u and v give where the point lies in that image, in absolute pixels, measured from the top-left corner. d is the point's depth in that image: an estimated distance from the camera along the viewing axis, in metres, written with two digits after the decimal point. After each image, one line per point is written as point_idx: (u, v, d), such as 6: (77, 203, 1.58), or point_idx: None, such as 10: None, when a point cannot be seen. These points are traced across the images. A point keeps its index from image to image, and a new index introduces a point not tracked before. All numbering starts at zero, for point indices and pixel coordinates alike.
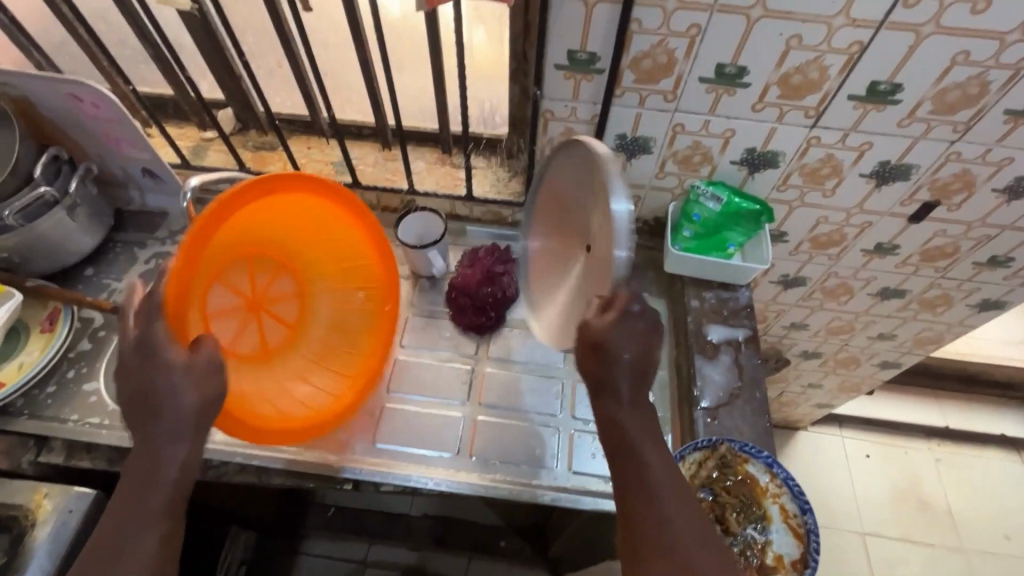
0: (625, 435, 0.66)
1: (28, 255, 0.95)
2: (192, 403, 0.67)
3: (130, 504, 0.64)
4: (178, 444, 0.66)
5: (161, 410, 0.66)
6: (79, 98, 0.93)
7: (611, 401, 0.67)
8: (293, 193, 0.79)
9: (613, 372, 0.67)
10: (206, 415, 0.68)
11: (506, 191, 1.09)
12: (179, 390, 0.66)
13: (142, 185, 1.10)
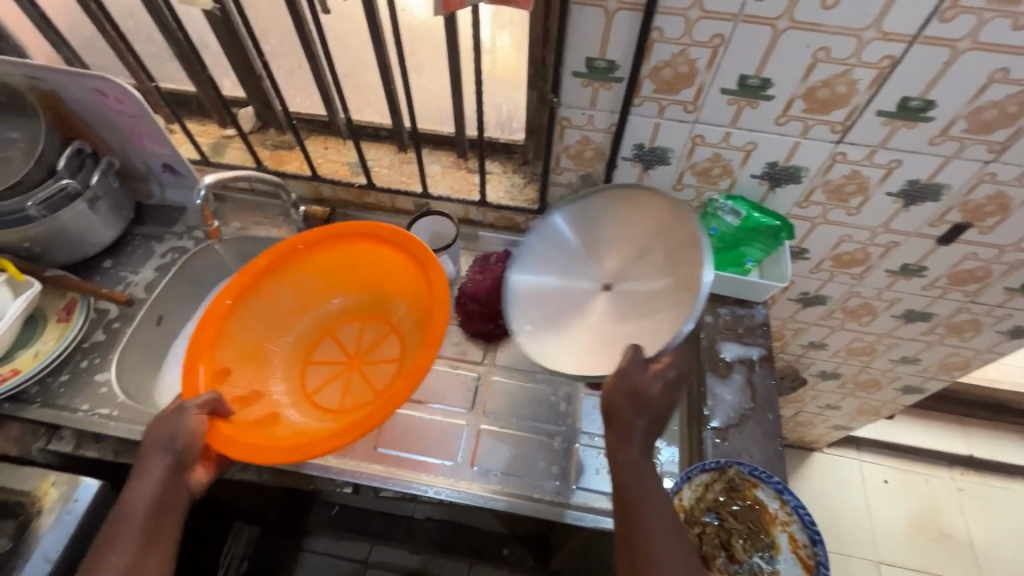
0: (630, 481, 0.66)
1: (49, 244, 0.98)
2: (180, 456, 0.72)
3: (109, 544, 0.68)
4: (160, 493, 0.71)
5: (153, 458, 0.72)
6: (104, 94, 0.94)
7: (630, 449, 0.68)
8: (343, 242, 0.94)
9: (633, 419, 0.68)
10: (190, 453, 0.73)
11: (520, 197, 1.08)
12: (176, 441, 0.73)
13: (162, 180, 1.12)
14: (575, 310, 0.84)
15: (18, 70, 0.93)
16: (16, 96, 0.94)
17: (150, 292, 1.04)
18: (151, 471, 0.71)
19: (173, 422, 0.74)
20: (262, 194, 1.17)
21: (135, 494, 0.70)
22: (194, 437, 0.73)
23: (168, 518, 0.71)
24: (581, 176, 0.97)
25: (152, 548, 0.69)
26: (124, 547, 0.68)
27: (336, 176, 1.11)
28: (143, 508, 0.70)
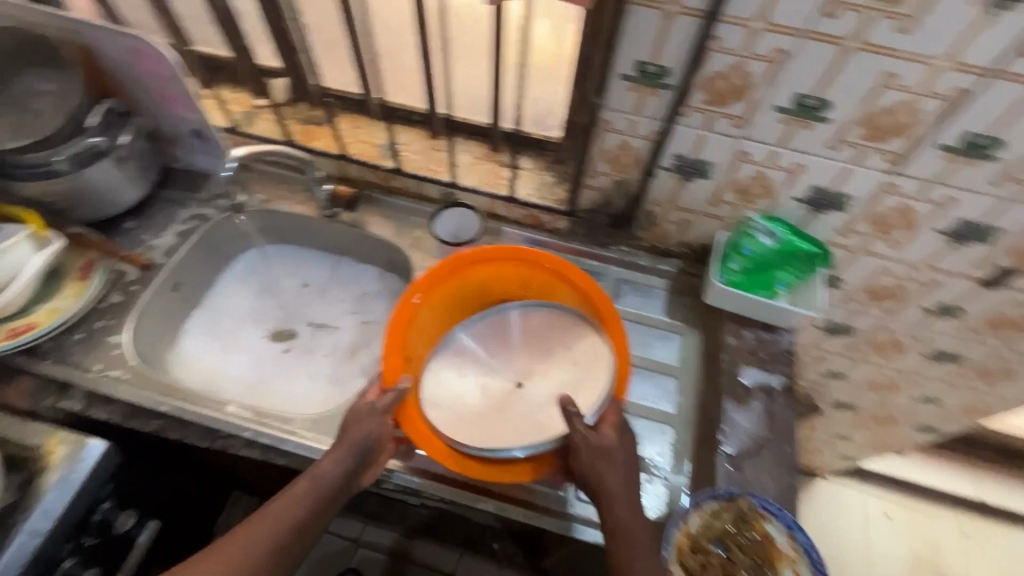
0: (616, 544, 0.71)
1: (74, 201, 0.98)
2: (370, 444, 0.77)
3: (283, 506, 0.72)
4: (346, 474, 0.75)
5: (349, 441, 0.76)
6: (140, 54, 0.93)
7: (621, 507, 0.73)
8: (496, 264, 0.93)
9: (603, 490, 0.73)
10: (380, 443, 0.78)
11: (550, 196, 1.06)
12: (375, 433, 0.77)
13: (190, 145, 1.11)
14: (478, 397, 0.81)
15: (57, 22, 0.92)
16: (54, 49, 0.94)
17: (170, 258, 1.03)
18: (350, 452, 0.75)
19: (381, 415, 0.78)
20: (288, 167, 1.15)
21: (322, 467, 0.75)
22: (384, 429, 0.78)
23: (338, 494, 0.75)
24: (615, 182, 0.94)
25: (313, 518, 0.72)
26: (291, 507, 0.71)
27: (364, 157, 1.09)
28: (329, 476, 0.74)
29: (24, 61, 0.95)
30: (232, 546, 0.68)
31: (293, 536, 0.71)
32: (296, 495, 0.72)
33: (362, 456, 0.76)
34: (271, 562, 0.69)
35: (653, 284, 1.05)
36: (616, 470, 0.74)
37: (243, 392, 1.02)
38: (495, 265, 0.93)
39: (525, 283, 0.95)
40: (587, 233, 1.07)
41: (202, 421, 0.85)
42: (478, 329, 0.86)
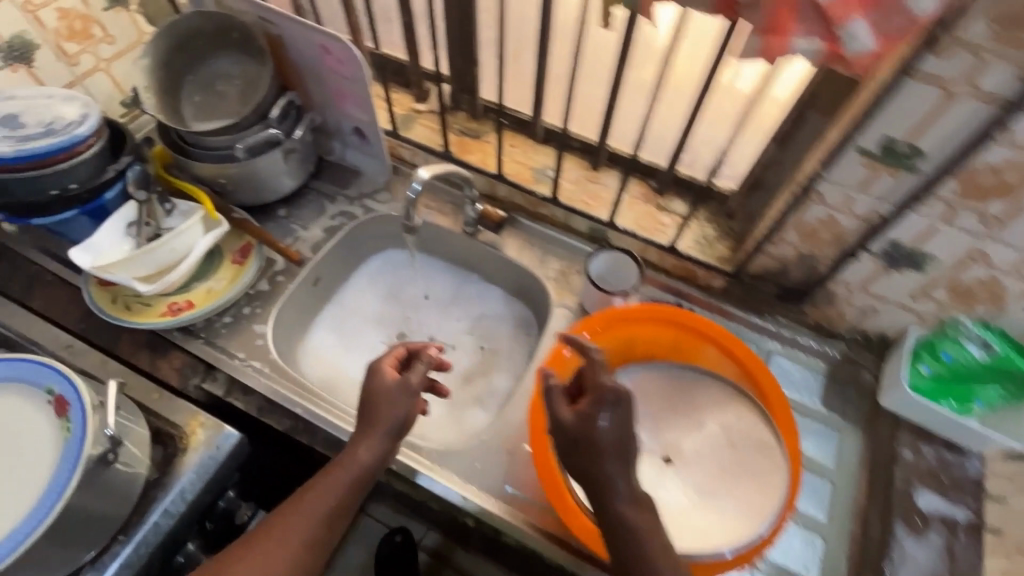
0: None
1: (237, 183, 0.99)
2: (400, 422, 0.73)
3: (319, 494, 0.69)
4: (381, 456, 0.72)
5: (381, 422, 0.72)
6: (328, 51, 0.93)
7: (620, 504, 0.60)
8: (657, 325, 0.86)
9: (616, 508, 0.60)
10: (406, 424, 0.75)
11: (710, 252, 0.98)
12: (399, 416, 0.73)
13: (348, 141, 1.11)
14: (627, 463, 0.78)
15: (257, 11, 0.95)
16: (249, 37, 0.97)
17: (317, 253, 1.04)
18: (383, 434, 0.72)
19: (394, 383, 0.74)
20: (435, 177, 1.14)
21: (357, 455, 0.71)
22: (410, 407, 0.74)
23: (369, 478, 0.71)
24: (801, 254, 0.84)
25: (347, 503, 0.70)
26: (326, 497, 0.68)
27: (518, 181, 1.05)
28: (364, 463, 0.71)
29: (220, 49, 1.01)
30: (272, 548, 0.65)
31: (328, 523, 0.68)
32: (331, 484, 0.69)
33: (392, 440, 0.73)
34: (308, 552, 0.67)
35: (811, 366, 0.95)
36: (626, 481, 0.60)
37: (357, 396, 1.01)
38: (651, 327, 0.86)
39: (669, 352, 0.88)
40: (744, 297, 0.97)
41: (333, 431, 0.84)
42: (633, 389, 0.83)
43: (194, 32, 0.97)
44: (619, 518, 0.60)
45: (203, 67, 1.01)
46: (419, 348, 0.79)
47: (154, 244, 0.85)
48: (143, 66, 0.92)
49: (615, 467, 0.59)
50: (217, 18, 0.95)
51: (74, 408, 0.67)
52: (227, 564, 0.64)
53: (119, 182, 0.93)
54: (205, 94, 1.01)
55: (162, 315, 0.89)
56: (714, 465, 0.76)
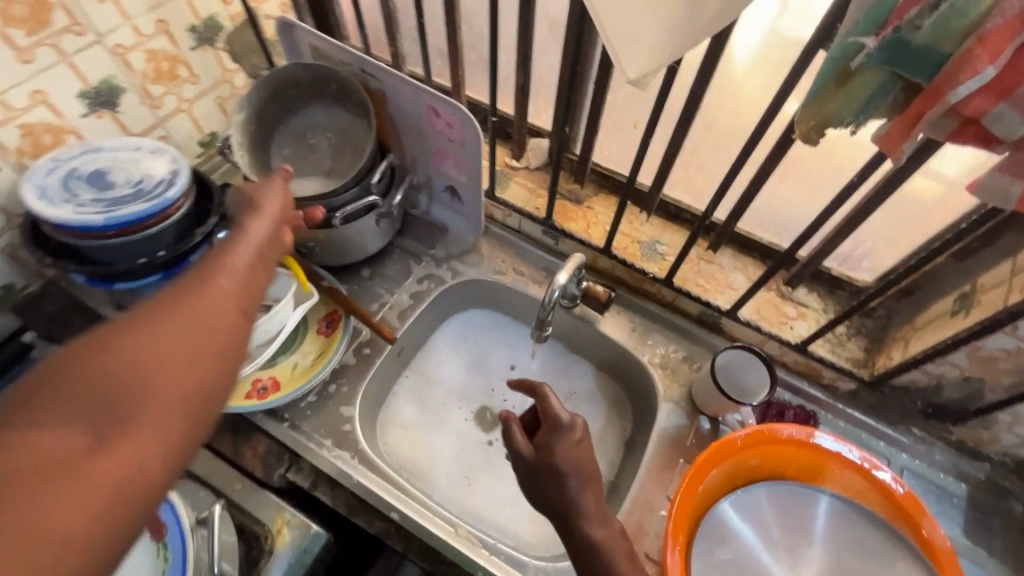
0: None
1: (326, 246, 0.92)
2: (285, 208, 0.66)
3: (212, 302, 0.49)
4: (267, 243, 0.60)
5: (266, 210, 0.63)
6: (437, 113, 0.86)
7: (584, 525, 0.62)
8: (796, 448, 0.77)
9: (586, 542, 0.61)
10: (269, 250, 0.60)
11: (842, 353, 0.88)
12: (279, 198, 0.66)
13: (438, 197, 1.03)
14: None
15: (357, 63, 0.86)
16: (349, 90, 0.89)
17: (403, 322, 0.96)
18: (246, 259, 0.56)
19: (281, 181, 0.68)
20: (527, 239, 1.05)
21: (240, 236, 0.59)
22: (282, 215, 0.65)
23: (270, 258, 0.59)
24: (965, 378, 0.75)
25: (248, 295, 0.53)
26: (228, 276, 0.52)
27: (625, 255, 0.97)
28: (225, 281, 0.52)
29: (314, 100, 0.93)
30: (187, 295, 0.48)
31: (236, 303, 0.51)
32: (228, 270, 0.53)
33: (256, 267, 0.56)
34: (224, 313, 0.49)
35: (951, 490, 0.85)
36: (591, 510, 0.63)
37: (443, 483, 0.90)
38: (786, 446, 0.77)
39: (800, 470, 0.79)
40: (877, 405, 0.88)
41: (431, 541, 0.78)
42: (759, 512, 0.77)
43: (290, 83, 0.89)
44: (592, 555, 0.60)
45: (295, 118, 0.94)
46: (552, 411, 0.71)
47: None
48: (237, 123, 0.85)
49: (576, 489, 0.64)
50: (316, 70, 0.87)
51: (173, 532, 0.65)
52: (138, 318, 0.45)
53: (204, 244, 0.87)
54: (295, 147, 0.93)
55: (247, 397, 0.83)
56: None
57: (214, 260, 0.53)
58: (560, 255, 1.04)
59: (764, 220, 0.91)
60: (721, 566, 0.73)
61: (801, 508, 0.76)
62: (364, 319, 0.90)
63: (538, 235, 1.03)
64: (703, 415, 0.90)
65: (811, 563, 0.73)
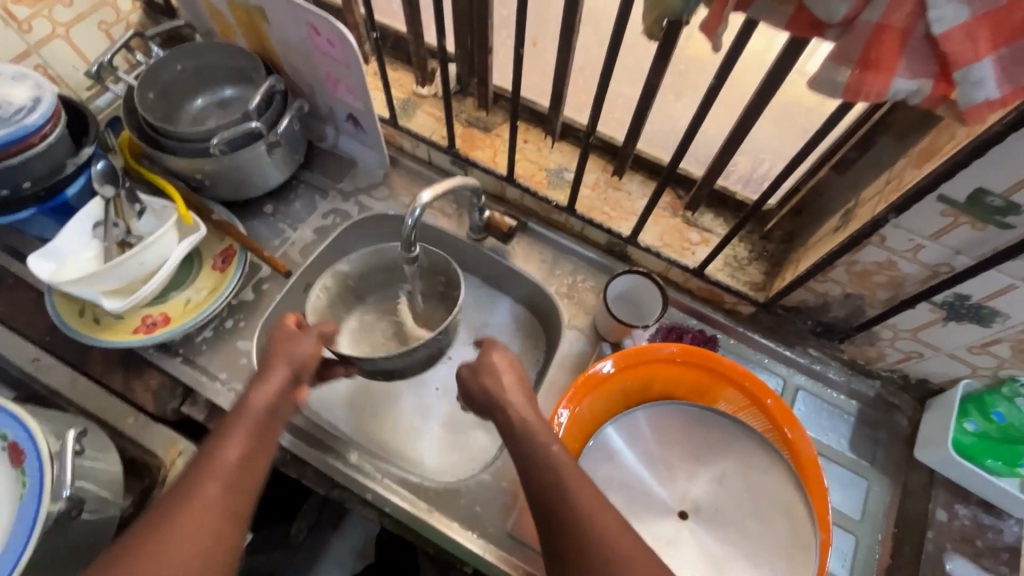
0: (557, 510, 0.54)
1: (215, 178, 0.88)
2: (303, 359, 0.70)
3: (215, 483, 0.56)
4: (278, 403, 0.65)
5: (277, 367, 0.68)
6: (317, 31, 0.80)
7: (514, 410, 0.64)
8: (673, 366, 0.79)
9: (519, 430, 0.62)
10: (279, 409, 0.65)
11: (741, 277, 0.88)
12: (301, 353, 0.70)
13: (341, 128, 0.99)
14: (640, 517, 0.73)
15: None
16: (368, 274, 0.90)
17: (306, 257, 0.94)
18: (249, 425, 0.62)
19: (314, 334, 0.73)
20: (438, 171, 1.02)
21: (251, 400, 0.64)
22: (298, 375, 0.69)
23: (281, 412, 0.66)
24: (847, 295, 0.75)
25: (260, 457, 0.60)
26: (236, 443, 0.59)
27: (530, 184, 0.94)
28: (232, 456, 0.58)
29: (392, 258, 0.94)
30: (200, 476, 0.56)
31: (240, 465, 0.58)
32: (235, 436, 0.60)
33: (262, 424, 0.63)
34: (228, 490, 0.56)
35: (842, 407, 0.88)
36: (521, 402, 0.65)
37: (350, 414, 0.91)
38: (672, 367, 0.79)
39: (686, 387, 0.80)
40: (777, 327, 0.89)
41: (326, 467, 0.80)
42: (643, 426, 0.77)
43: (370, 269, 0.90)
44: (528, 446, 0.60)
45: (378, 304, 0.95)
46: (498, 343, 0.73)
47: (118, 259, 0.75)
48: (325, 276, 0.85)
49: (509, 382, 0.67)
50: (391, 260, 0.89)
51: (31, 458, 0.60)
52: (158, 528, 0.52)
53: (83, 175, 0.82)
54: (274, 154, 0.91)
55: (134, 332, 0.81)
56: (734, 515, 0.72)
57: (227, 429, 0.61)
58: None
59: (669, 142, 0.89)
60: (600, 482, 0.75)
61: (690, 423, 0.76)
62: (257, 256, 0.88)
63: (448, 165, 1.00)
64: (605, 341, 0.90)
65: (689, 476, 0.75)
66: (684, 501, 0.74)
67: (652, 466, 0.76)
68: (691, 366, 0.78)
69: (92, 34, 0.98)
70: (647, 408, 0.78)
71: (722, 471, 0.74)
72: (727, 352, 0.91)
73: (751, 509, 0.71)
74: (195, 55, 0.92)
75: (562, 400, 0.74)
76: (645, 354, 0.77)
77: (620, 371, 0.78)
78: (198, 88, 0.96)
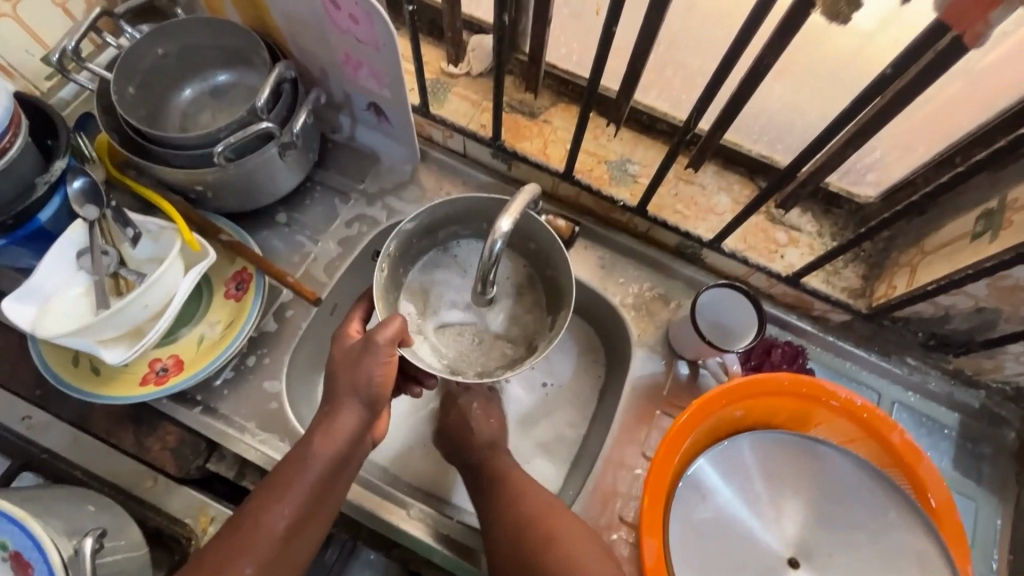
0: (509, 520, 0.64)
1: (221, 190, 0.74)
2: (374, 403, 0.58)
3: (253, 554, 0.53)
4: (341, 457, 0.57)
5: (345, 405, 0.58)
6: (335, 4, 0.64)
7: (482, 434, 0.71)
8: (777, 396, 0.68)
9: (485, 450, 0.70)
10: (342, 465, 0.57)
11: (837, 283, 0.77)
12: (371, 381, 0.58)
13: (361, 117, 0.84)
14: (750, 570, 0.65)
15: None
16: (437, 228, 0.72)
17: (332, 275, 0.81)
18: (302, 489, 0.55)
19: (384, 349, 0.58)
20: (476, 164, 0.88)
21: (315, 446, 0.56)
22: (369, 412, 0.58)
23: (351, 459, 0.58)
24: (979, 308, 0.65)
25: (305, 524, 0.56)
26: (286, 507, 0.54)
27: (590, 180, 0.81)
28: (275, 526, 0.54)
29: (466, 234, 0.74)
30: (245, 544, 0.53)
31: (285, 536, 0.54)
32: (290, 494, 0.55)
33: (318, 484, 0.56)
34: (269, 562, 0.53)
35: (944, 422, 0.79)
36: (489, 430, 0.72)
37: (394, 454, 0.78)
38: (775, 395, 0.68)
39: (787, 416, 0.71)
40: (873, 336, 0.79)
41: (385, 527, 0.70)
42: (745, 462, 0.68)
43: (445, 221, 0.71)
44: (492, 466, 0.69)
45: (453, 268, 0.74)
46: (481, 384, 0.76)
47: (118, 305, 0.62)
48: (402, 227, 0.66)
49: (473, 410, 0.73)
50: (470, 212, 0.71)
51: (41, 571, 0.49)
52: None
53: (57, 195, 0.67)
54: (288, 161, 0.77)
55: (143, 383, 0.69)
56: (857, 562, 0.64)
57: (280, 490, 0.55)
58: (514, 182, 0.87)
59: (754, 128, 0.76)
60: (702, 533, 0.65)
61: (788, 453, 0.68)
62: (281, 282, 0.75)
63: (487, 158, 0.86)
64: (681, 359, 0.80)
65: (792, 515, 0.67)
66: (795, 547, 0.65)
67: (756, 509, 0.67)
68: (798, 395, 0.68)
69: (46, 9, 0.80)
70: (749, 445, 0.68)
71: (837, 511, 0.66)
72: (818, 366, 0.81)
73: (877, 556, 0.63)
74: (180, 35, 0.75)
75: (659, 447, 0.64)
76: (749, 387, 0.66)
77: (721, 407, 0.67)
78: (185, 76, 0.80)
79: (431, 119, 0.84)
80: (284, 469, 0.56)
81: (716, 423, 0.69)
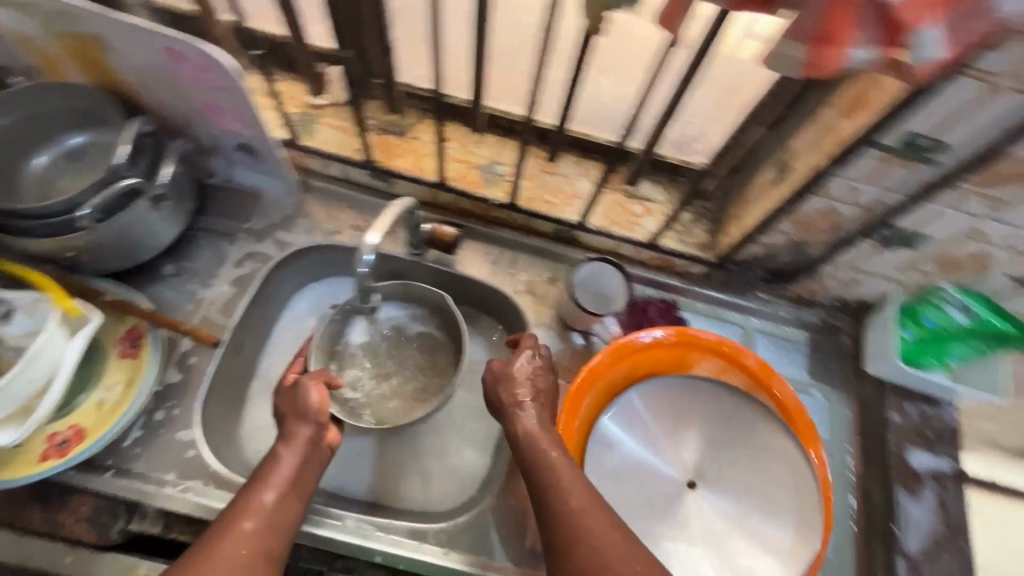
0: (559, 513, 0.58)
1: (95, 252, 0.74)
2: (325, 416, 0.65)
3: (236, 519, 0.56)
4: (308, 459, 0.63)
5: (294, 422, 0.65)
6: (180, 56, 0.67)
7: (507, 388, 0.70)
8: (651, 347, 0.80)
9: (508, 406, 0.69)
10: (313, 464, 0.64)
11: (689, 240, 0.90)
12: (312, 405, 0.65)
13: (233, 158, 0.85)
14: (655, 499, 0.74)
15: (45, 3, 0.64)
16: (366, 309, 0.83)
17: (230, 317, 0.82)
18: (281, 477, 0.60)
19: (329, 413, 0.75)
20: (356, 187, 0.92)
21: (282, 451, 0.63)
22: (317, 429, 0.65)
23: (314, 463, 0.64)
24: (792, 241, 0.80)
25: (286, 508, 0.59)
26: (271, 484, 0.59)
27: (464, 186, 0.89)
28: (263, 503, 0.58)
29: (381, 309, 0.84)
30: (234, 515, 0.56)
31: (274, 509, 0.58)
32: (268, 483, 0.59)
33: (295, 475, 0.61)
34: (261, 532, 0.56)
35: (796, 339, 0.93)
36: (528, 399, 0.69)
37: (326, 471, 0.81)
38: (653, 344, 0.80)
39: (667, 362, 0.82)
40: (728, 279, 0.92)
41: (321, 540, 0.73)
42: (637, 410, 0.77)
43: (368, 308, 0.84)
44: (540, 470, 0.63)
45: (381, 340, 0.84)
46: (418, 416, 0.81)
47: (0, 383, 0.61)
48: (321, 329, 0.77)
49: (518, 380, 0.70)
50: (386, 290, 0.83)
51: None
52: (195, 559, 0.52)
53: None
54: (170, 211, 0.78)
55: (43, 459, 0.67)
56: (739, 473, 0.75)
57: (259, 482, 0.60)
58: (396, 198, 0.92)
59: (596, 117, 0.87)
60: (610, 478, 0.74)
61: (677, 392, 0.78)
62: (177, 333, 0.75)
63: (366, 179, 0.91)
64: (574, 330, 0.89)
65: (690, 445, 0.76)
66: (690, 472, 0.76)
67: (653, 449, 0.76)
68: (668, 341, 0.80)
69: None
70: (640, 394, 0.78)
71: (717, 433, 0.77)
72: (690, 313, 0.92)
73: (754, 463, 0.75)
74: (18, 104, 0.74)
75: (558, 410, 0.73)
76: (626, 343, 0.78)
77: (606, 366, 0.78)
78: (34, 144, 0.78)
79: (307, 151, 0.88)
80: (260, 468, 0.61)
81: (604, 383, 0.79)
